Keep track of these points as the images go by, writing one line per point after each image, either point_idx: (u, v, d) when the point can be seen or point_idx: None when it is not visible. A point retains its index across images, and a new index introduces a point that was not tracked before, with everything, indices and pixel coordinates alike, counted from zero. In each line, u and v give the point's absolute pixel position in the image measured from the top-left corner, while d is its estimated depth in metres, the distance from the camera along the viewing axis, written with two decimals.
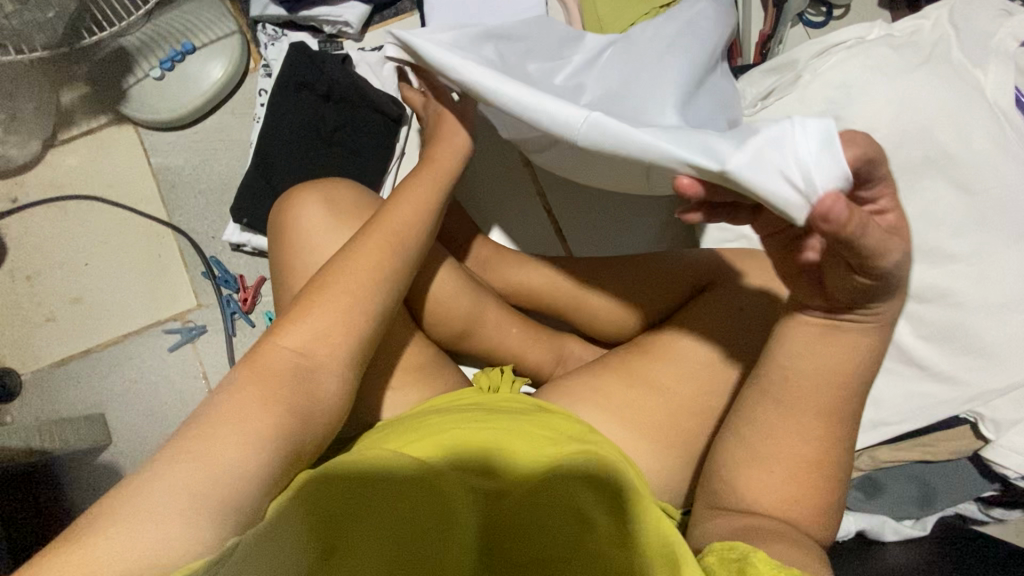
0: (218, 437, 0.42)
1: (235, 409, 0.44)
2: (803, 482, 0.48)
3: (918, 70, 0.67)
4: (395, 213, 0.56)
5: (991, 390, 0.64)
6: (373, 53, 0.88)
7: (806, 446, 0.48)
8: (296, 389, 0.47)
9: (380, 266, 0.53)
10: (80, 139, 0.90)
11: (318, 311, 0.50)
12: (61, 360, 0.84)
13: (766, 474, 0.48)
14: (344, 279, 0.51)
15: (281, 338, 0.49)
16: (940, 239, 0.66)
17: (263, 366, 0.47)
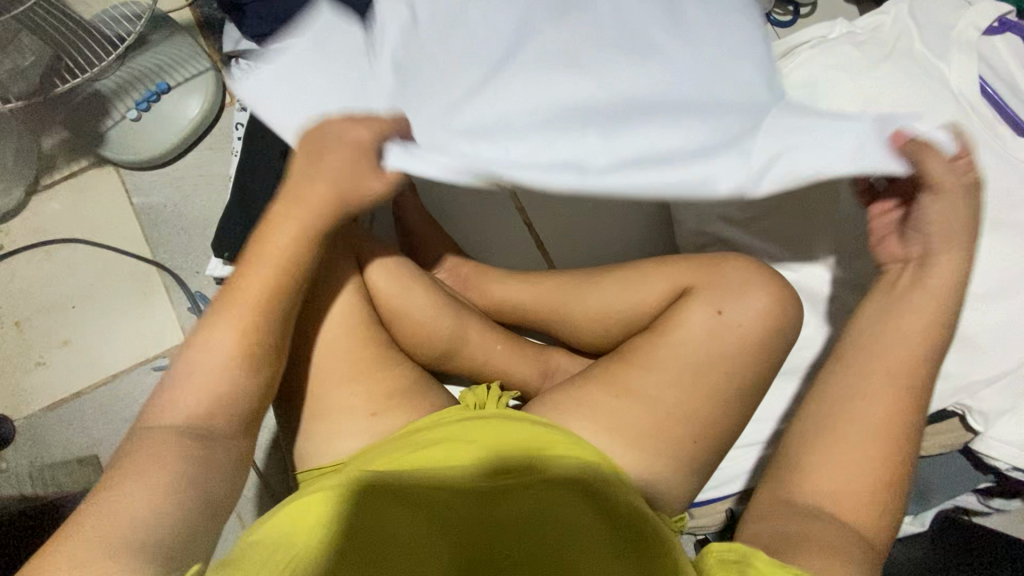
0: (156, 446, 0.45)
1: (172, 414, 0.47)
2: (879, 477, 0.50)
3: (882, 65, 0.68)
4: (278, 221, 0.54)
5: (976, 381, 0.63)
6: None
7: (868, 449, 0.51)
8: (233, 375, 0.49)
9: (278, 256, 0.52)
10: (61, 183, 0.91)
11: (238, 308, 0.51)
12: (53, 404, 0.85)
13: (844, 463, 0.51)
14: (243, 281, 0.51)
15: (212, 331, 0.50)
16: None
17: (196, 359, 0.49)
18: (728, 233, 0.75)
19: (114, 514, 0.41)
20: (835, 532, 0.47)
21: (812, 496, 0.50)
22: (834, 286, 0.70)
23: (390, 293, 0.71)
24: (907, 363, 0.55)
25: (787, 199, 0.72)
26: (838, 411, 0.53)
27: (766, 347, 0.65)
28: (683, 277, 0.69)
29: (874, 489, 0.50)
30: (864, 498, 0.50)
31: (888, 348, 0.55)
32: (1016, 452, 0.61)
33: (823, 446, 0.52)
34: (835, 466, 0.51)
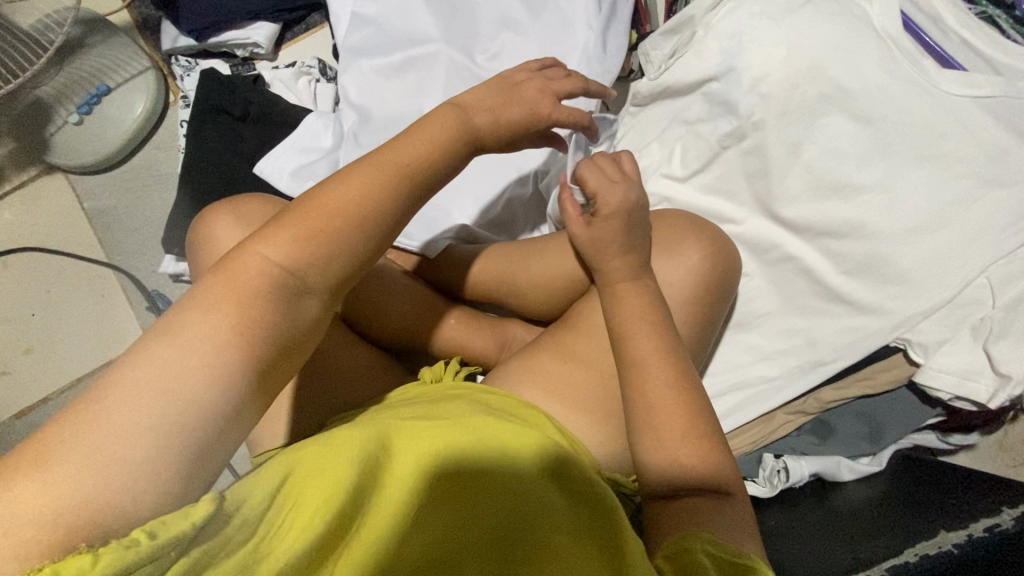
0: (173, 360, 0.36)
1: (184, 327, 0.37)
2: (688, 413, 0.53)
3: (805, 8, 0.67)
4: (408, 144, 0.48)
5: (914, 315, 0.64)
6: (286, 70, 0.89)
7: (663, 394, 0.54)
8: (279, 313, 0.40)
9: (378, 188, 0.45)
10: (12, 194, 0.91)
11: (323, 207, 0.44)
12: (20, 412, 0.85)
13: (658, 411, 0.54)
14: (336, 195, 0.44)
15: (262, 247, 0.41)
16: (846, 172, 0.66)
17: (237, 273, 0.40)
18: (672, 189, 0.75)
19: (105, 438, 0.33)
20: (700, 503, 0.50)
21: (654, 460, 0.53)
22: (776, 234, 0.71)
23: None
24: (646, 316, 0.58)
25: (724, 152, 0.72)
26: (635, 372, 0.56)
27: (705, 299, 0.65)
28: None
29: (691, 418, 0.53)
30: (694, 436, 0.53)
31: (629, 305, 0.59)
32: (956, 381, 0.62)
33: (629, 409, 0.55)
34: (664, 446, 0.52)
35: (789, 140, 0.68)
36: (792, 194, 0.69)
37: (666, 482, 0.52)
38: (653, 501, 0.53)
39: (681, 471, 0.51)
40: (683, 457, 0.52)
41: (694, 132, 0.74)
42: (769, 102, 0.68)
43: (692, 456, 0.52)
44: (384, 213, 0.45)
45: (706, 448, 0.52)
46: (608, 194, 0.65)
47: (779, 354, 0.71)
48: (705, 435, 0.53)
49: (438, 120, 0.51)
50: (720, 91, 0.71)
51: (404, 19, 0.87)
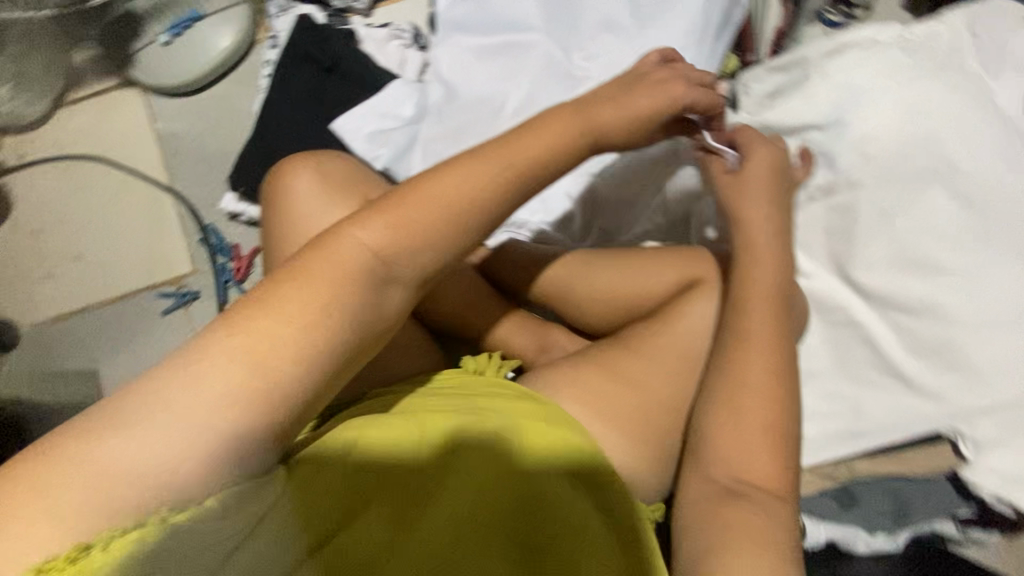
0: (245, 341, 0.38)
1: (274, 302, 0.39)
2: (773, 450, 0.54)
3: (928, 76, 0.66)
4: (527, 138, 0.49)
5: (975, 409, 0.64)
6: (380, 30, 0.88)
7: (756, 424, 0.55)
8: (367, 296, 0.42)
9: (479, 184, 0.46)
10: (88, 99, 0.91)
11: (424, 195, 0.45)
12: (59, 315, 0.86)
13: (741, 440, 0.55)
14: (441, 184, 0.45)
15: (362, 231, 0.43)
16: (934, 251, 0.65)
17: (335, 253, 0.42)
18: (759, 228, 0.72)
19: (184, 404, 0.36)
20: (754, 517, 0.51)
21: (725, 479, 0.54)
22: (844, 296, 0.69)
23: None
24: (764, 339, 0.58)
25: (810, 203, 0.70)
26: (733, 394, 0.56)
27: None
28: (695, 270, 0.70)
29: (773, 438, 0.55)
30: (772, 473, 0.54)
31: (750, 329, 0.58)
32: (1001, 482, 0.63)
33: (716, 427, 0.56)
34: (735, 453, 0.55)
35: (881, 206, 0.67)
36: (871, 260, 0.67)
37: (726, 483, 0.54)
38: (701, 499, 0.54)
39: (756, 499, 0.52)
40: (757, 488, 0.53)
41: None
42: (872, 163, 0.67)
43: (768, 491, 0.53)
44: (486, 212, 0.46)
45: (781, 488, 0.53)
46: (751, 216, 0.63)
47: (822, 417, 0.69)
48: (782, 457, 0.54)
49: (562, 117, 0.50)
50: (821, 142, 0.69)
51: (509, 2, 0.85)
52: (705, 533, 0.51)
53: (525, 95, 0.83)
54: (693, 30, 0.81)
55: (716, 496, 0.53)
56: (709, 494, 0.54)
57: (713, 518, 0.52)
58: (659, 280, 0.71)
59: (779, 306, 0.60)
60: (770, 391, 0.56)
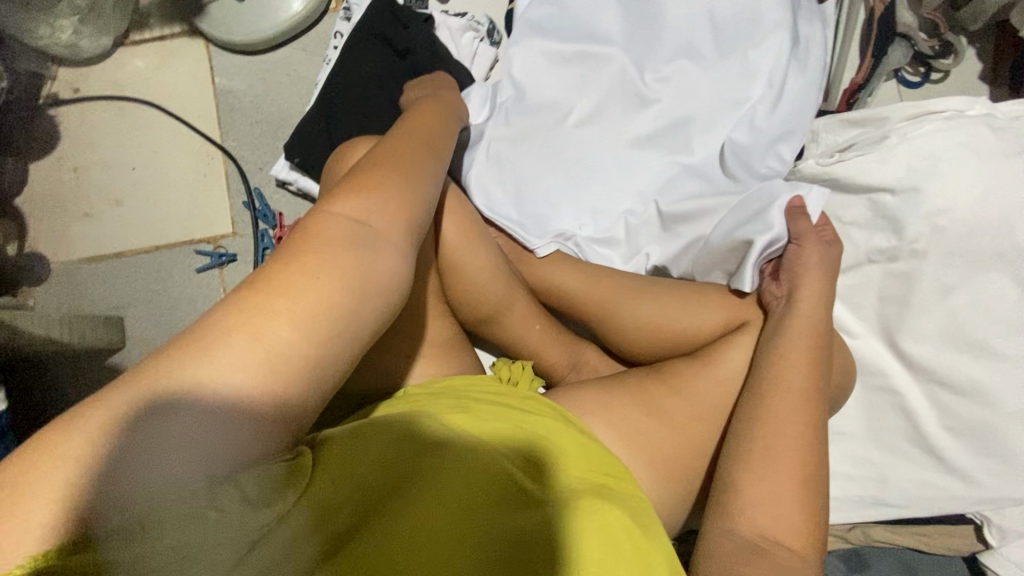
0: (280, 301, 0.37)
1: (285, 282, 0.38)
2: (802, 508, 0.54)
3: (1013, 158, 0.65)
4: (409, 134, 0.54)
5: (1006, 497, 0.64)
6: (456, 19, 0.86)
7: (786, 478, 0.55)
8: (353, 261, 0.40)
9: (407, 169, 0.49)
10: (149, 43, 0.89)
11: (375, 178, 0.46)
12: (93, 257, 0.86)
13: (770, 493, 0.55)
14: (380, 171, 0.48)
15: (331, 209, 0.43)
16: (989, 334, 0.64)
17: (318, 229, 0.42)
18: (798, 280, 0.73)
19: (211, 370, 0.34)
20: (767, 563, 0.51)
21: (747, 531, 0.54)
22: (888, 363, 0.69)
23: (455, 245, 0.70)
24: (799, 393, 0.60)
25: (868, 264, 0.70)
26: (765, 446, 0.57)
27: None
28: (744, 313, 0.70)
29: (800, 489, 0.55)
30: (793, 527, 0.54)
31: (788, 384, 0.60)
32: None
33: (744, 478, 0.56)
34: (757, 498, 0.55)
35: (943, 281, 0.66)
36: (923, 332, 0.67)
37: (750, 529, 0.54)
38: (719, 538, 0.54)
39: (771, 552, 0.52)
40: (777, 541, 0.53)
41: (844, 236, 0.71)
42: (941, 235, 0.66)
43: (790, 545, 0.53)
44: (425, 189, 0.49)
45: (801, 545, 0.53)
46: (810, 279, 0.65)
47: (845, 478, 0.69)
48: (810, 509, 0.55)
49: (427, 125, 0.57)
50: (892, 206, 0.68)
51: (590, 12, 0.84)
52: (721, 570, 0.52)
53: (584, 104, 0.83)
54: (774, 71, 0.80)
55: (736, 538, 0.53)
56: (732, 535, 0.54)
57: (729, 560, 0.52)
58: (705, 318, 0.70)
59: (816, 365, 0.61)
60: (808, 445, 0.57)
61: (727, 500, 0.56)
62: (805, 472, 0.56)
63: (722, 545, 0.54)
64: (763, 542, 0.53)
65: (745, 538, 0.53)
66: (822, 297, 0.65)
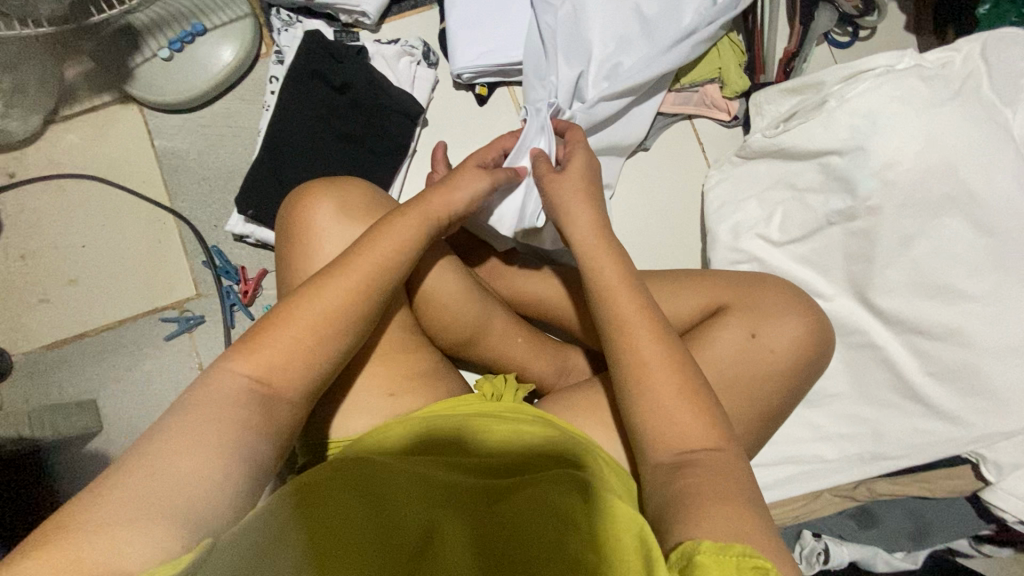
0: (182, 450, 0.41)
1: (187, 433, 0.43)
2: (697, 408, 0.50)
3: (948, 103, 0.67)
4: (381, 240, 0.55)
5: (996, 433, 0.65)
6: (390, 46, 0.85)
7: (669, 385, 0.50)
8: (254, 413, 0.46)
9: (348, 297, 0.52)
10: (82, 116, 0.87)
11: (313, 302, 0.51)
12: (54, 342, 0.83)
13: (670, 411, 0.50)
14: (319, 301, 0.51)
15: (232, 362, 0.48)
16: (953, 277, 0.66)
17: (212, 388, 0.46)
18: (764, 251, 0.74)
19: (118, 511, 0.38)
20: (701, 476, 0.46)
21: (671, 453, 0.48)
22: (864, 320, 0.70)
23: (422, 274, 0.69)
24: None
25: (828, 227, 0.71)
26: (642, 377, 0.51)
27: (798, 374, 0.64)
28: (721, 295, 0.68)
29: (688, 391, 0.50)
30: (696, 432, 0.49)
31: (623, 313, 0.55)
32: None
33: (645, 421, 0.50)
34: (657, 415, 0.50)
35: (901, 232, 0.68)
36: (891, 284, 0.68)
37: (678, 446, 0.49)
38: (655, 462, 0.49)
39: (715, 471, 0.46)
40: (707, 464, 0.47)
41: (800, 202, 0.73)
42: (891, 189, 0.68)
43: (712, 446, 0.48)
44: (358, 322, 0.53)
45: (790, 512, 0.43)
46: (572, 223, 0.61)
47: (841, 438, 0.70)
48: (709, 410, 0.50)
49: (409, 219, 0.58)
50: (841, 167, 0.70)
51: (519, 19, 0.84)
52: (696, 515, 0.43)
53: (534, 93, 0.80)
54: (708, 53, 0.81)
55: (690, 476, 0.46)
56: (663, 460, 0.49)
57: (669, 488, 0.46)
58: (684, 306, 0.69)
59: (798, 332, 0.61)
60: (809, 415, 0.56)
61: (641, 447, 0.51)
62: (686, 377, 0.51)
63: (650, 458, 0.49)
64: (692, 457, 0.48)
65: (672, 457, 0.48)
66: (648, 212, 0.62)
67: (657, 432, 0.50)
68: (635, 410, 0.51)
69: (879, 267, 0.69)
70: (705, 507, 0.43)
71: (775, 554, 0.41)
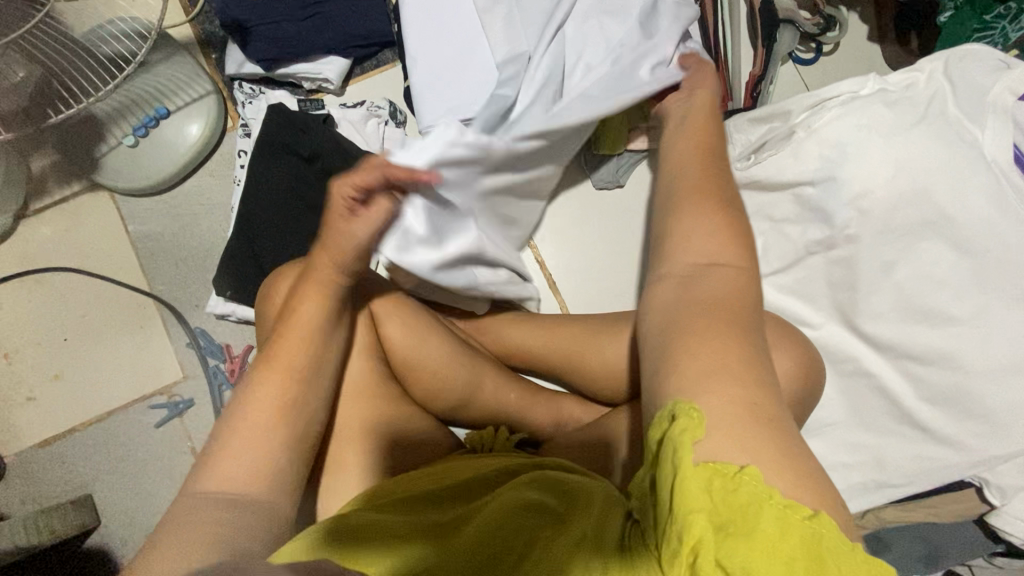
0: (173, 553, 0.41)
1: (174, 544, 0.42)
2: (729, 232, 0.49)
3: (916, 127, 0.66)
4: (302, 312, 0.55)
5: (995, 455, 0.64)
6: (355, 110, 0.85)
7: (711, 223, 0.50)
8: (239, 506, 0.45)
9: (289, 376, 0.52)
10: (52, 208, 0.86)
11: (255, 396, 0.51)
12: (45, 440, 0.82)
13: (701, 231, 0.49)
14: (263, 390, 0.51)
15: (199, 484, 0.47)
16: (938, 301, 0.66)
17: (183, 512, 0.45)
18: None
19: None
20: (722, 276, 0.46)
21: (696, 254, 0.48)
22: (854, 349, 0.69)
23: (404, 341, 0.68)
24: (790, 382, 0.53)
25: (809, 257, 0.71)
26: (688, 189, 0.52)
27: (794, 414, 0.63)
28: None
29: (727, 220, 0.50)
30: (726, 251, 0.48)
31: (685, 172, 0.55)
32: None
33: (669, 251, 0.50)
34: (694, 226, 0.50)
35: (882, 259, 0.67)
36: (877, 311, 0.68)
37: (701, 255, 0.48)
38: (678, 263, 0.48)
39: (714, 303, 0.44)
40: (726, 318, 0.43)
41: (779, 234, 0.72)
42: (867, 216, 0.67)
43: (733, 262, 0.47)
44: (308, 397, 0.53)
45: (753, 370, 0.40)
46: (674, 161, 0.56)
47: (845, 468, 0.69)
48: (739, 236, 0.49)
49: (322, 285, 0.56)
50: (816, 198, 0.69)
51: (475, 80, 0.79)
52: (680, 336, 0.42)
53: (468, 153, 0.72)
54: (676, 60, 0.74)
55: (703, 281, 0.46)
56: (685, 263, 0.48)
57: (694, 291, 0.45)
58: None
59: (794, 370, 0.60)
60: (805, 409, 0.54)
61: (664, 252, 0.50)
62: (726, 203, 0.51)
63: (672, 257, 0.49)
64: (715, 265, 0.47)
65: (694, 262, 0.48)
66: (682, 138, 0.59)
67: (689, 233, 0.50)
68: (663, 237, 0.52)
69: (864, 292, 0.68)
70: (689, 343, 0.41)
71: (746, 380, 0.39)
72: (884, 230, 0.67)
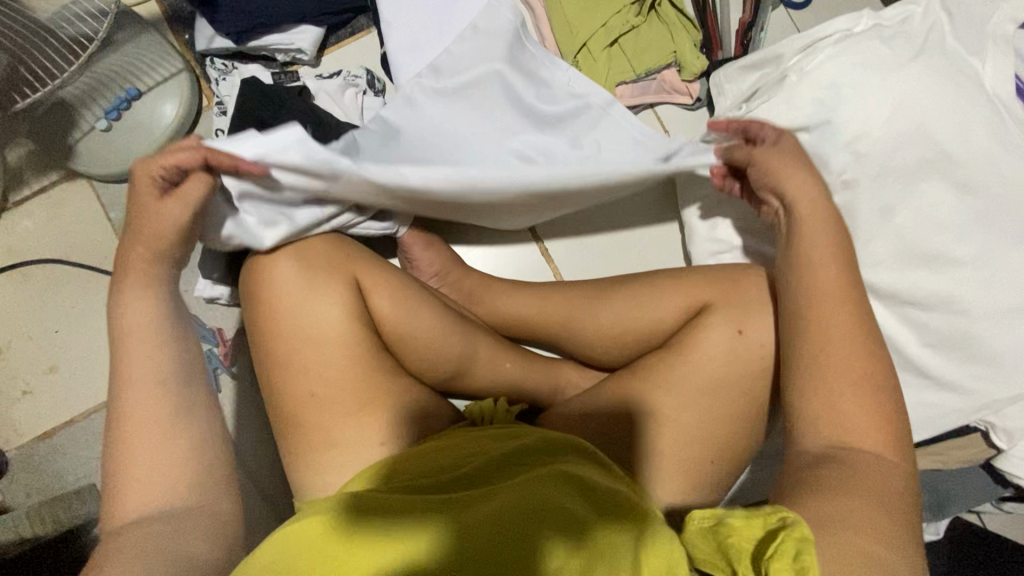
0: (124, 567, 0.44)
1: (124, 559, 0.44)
2: (874, 407, 0.49)
3: (913, 63, 0.64)
4: (146, 307, 0.55)
5: (1002, 398, 0.63)
6: (331, 80, 0.83)
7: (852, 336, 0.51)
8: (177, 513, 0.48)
9: (156, 373, 0.52)
10: (33, 200, 0.85)
11: (137, 402, 0.51)
12: (45, 433, 0.82)
13: (851, 399, 0.49)
14: (137, 394, 0.52)
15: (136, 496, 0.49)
16: (942, 244, 0.63)
17: (132, 526, 0.47)
18: None
19: None
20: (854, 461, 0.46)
21: (827, 428, 0.49)
22: None
23: (396, 315, 0.66)
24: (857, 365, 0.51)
25: None
26: (819, 358, 0.51)
27: None
28: (701, 293, 0.66)
29: (883, 417, 0.49)
30: (869, 426, 0.49)
31: (824, 278, 0.54)
32: None
33: (813, 323, 0.52)
34: (830, 399, 0.50)
35: (882, 204, 0.65)
36: (877, 258, 0.65)
37: (833, 432, 0.49)
38: (805, 444, 0.50)
39: (856, 482, 0.45)
40: (857, 450, 0.48)
41: None
42: (865, 160, 0.65)
43: (875, 448, 0.47)
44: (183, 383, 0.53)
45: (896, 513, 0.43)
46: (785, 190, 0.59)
47: None
48: (888, 418, 0.49)
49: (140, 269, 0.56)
50: (810, 144, 0.65)
51: (439, 108, 0.73)
52: (811, 491, 0.45)
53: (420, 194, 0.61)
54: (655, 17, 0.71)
55: (834, 464, 0.46)
56: (811, 444, 0.49)
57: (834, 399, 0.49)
58: (671, 312, 0.67)
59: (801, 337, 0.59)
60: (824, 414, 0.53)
61: (794, 425, 0.51)
62: (867, 360, 0.50)
63: (807, 428, 0.50)
64: (850, 450, 0.48)
65: (821, 443, 0.49)
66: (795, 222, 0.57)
67: (831, 398, 0.50)
68: (804, 358, 0.52)
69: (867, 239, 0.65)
70: (833, 496, 0.44)
71: (874, 526, 0.42)
72: (883, 174, 0.64)
